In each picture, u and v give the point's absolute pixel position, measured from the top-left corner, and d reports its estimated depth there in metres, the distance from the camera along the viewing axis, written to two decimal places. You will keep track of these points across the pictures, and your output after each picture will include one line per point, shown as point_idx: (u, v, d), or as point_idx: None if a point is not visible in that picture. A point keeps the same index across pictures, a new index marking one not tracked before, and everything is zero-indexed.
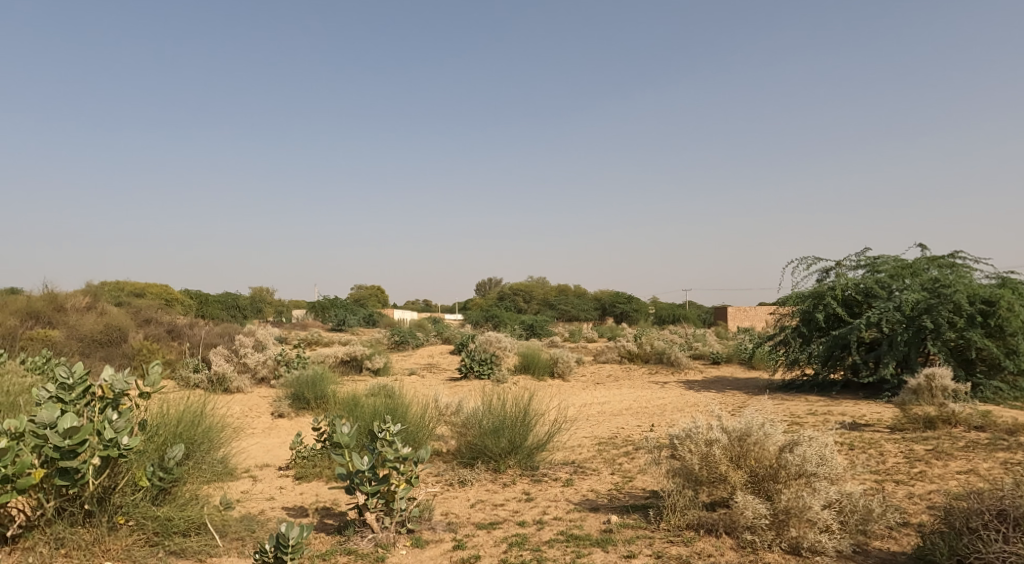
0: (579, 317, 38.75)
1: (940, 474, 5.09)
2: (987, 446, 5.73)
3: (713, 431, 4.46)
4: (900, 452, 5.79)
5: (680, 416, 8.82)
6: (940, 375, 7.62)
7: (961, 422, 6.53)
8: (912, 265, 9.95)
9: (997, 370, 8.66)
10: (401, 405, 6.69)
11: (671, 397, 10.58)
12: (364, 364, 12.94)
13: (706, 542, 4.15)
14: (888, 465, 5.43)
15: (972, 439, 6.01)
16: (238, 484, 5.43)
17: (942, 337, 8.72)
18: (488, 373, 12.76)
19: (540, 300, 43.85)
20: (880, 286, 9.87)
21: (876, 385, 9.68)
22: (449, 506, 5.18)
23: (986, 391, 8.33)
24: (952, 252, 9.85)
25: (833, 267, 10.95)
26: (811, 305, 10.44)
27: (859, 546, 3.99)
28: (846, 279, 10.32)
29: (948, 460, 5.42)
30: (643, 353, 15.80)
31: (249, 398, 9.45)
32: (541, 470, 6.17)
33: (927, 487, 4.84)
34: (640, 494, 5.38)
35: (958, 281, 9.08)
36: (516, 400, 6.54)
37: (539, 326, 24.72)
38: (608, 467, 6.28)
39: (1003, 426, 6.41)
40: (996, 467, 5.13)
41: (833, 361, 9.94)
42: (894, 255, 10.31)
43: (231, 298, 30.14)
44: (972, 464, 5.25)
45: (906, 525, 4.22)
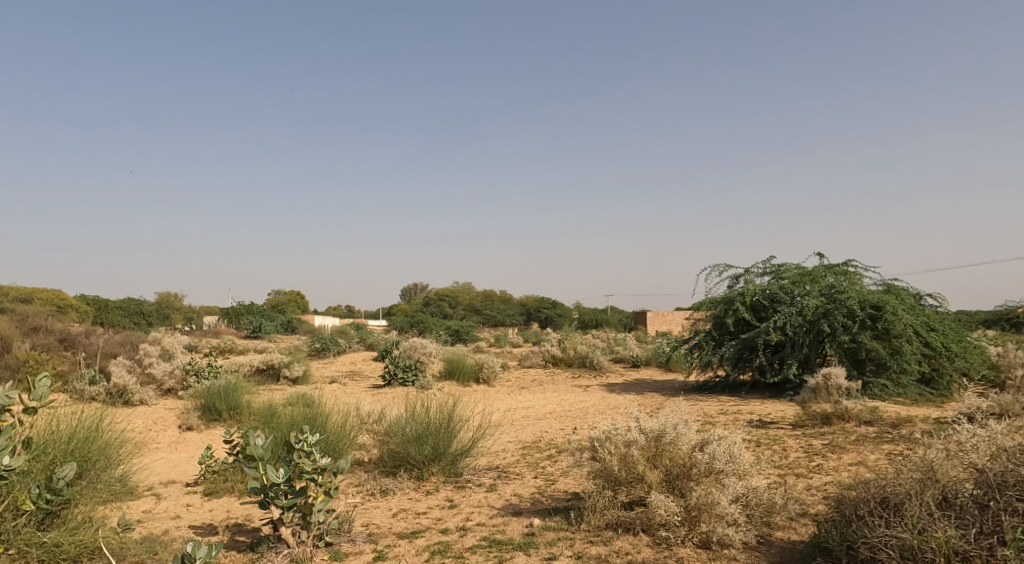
0: (505, 322, 38.97)
1: (835, 466, 5.46)
2: (875, 439, 6.20)
3: (631, 433, 4.60)
4: (800, 447, 6.17)
5: (601, 419, 9.02)
6: (835, 374, 8.20)
7: (853, 418, 7.04)
8: (812, 272, 10.61)
9: (884, 369, 9.28)
10: (321, 414, 6.50)
11: (593, 400, 10.80)
12: (281, 373, 12.47)
13: (624, 541, 4.26)
14: (790, 460, 5.77)
15: (862, 433, 6.49)
16: (139, 503, 5.11)
17: (837, 339, 9.37)
18: (412, 380, 12.60)
19: (466, 305, 43.79)
20: (784, 292, 10.50)
21: (781, 385, 10.26)
22: (370, 516, 5.08)
23: (874, 388, 8.95)
24: (846, 260, 10.58)
25: (742, 273, 11.54)
26: (722, 310, 10.97)
27: (763, 537, 4.22)
28: (754, 285, 10.92)
29: (841, 453, 5.83)
30: (567, 357, 16.05)
31: (153, 411, 8.89)
32: (465, 476, 6.15)
33: (824, 478, 5.18)
34: (562, 496, 5.46)
35: (852, 288, 9.78)
36: (440, 407, 6.49)
37: (465, 330, 24.71)
38: (532, 471, 6.35)
39: (888, 420, 6.97)
40: (882, 458, 5.57)
41: (742, 363, 10.47)
42: (797, 262, 10.97)
43: (134, 303, 28.32)
44: (862, 456, 5.67)
45: (804, 515, 4.50)
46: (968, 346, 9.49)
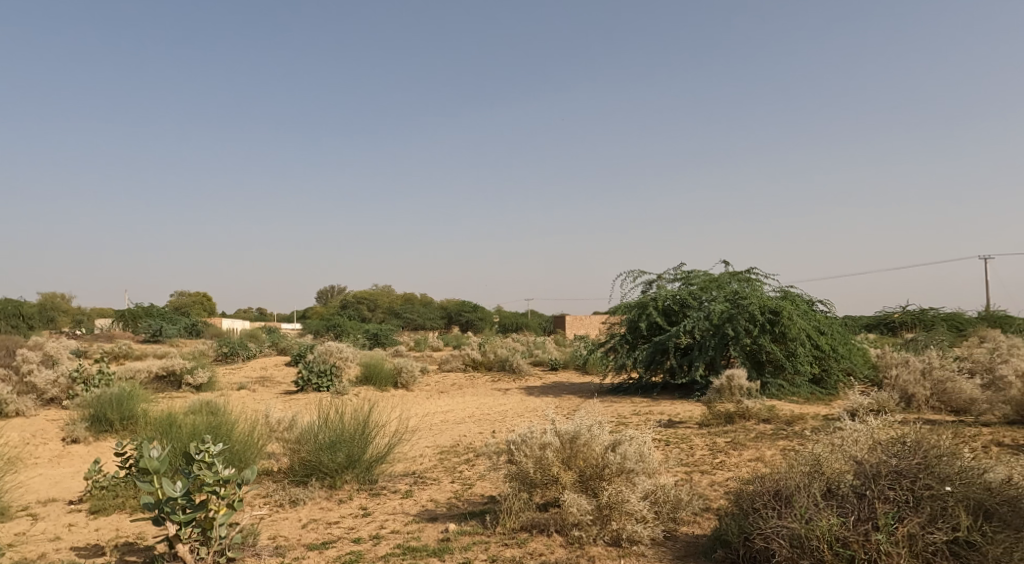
0: (425, 325, 38.53)
1: (736, 462, 5.73)
2: (771, 436, 6.57)
3: (546, 436, 4.65)
4: (705, 445, 6.44)
5: (519, 422, 9.07)
6: (738, 375, 8.63)
7: (753, 416, 7.44)
8: (718, 279, 11.15)
9: (780, 370, 9.88)
10: (226, 423, 6.16)
11: (512, 404, 10.85)
12: (183, 380, 11.75)
13: (539, 542, 4.28)
14: (695, 457, 6.01)
15: (760, 431, 6.86)
16: (12, 526, 4.65)
17: (740, 342, 9.88)
18: (326, 385, 12.21)
19: (385, 309, 42.97)
20: (693, 297, 10.96)
21: (689, 386, 10.70)
22: (278, 528, 4.85)
23: (772, 387, 9.50)
24: (749, 268, 11.18)
25: (654, 280, 11.95)
26: (636, 315, 11.32)
27: (669, 532, 4.35)
28: (666, 290, 11.34)
29: (742, 450, 6.13)
30: (486, 361, 16.04)
31: (32, 424, 8.12)
32: (380, 483, 6.00)
33: (726, 474, 5.43)
34: (478, 500, 5.43)
35: (753, 294, 10.35)
36: (355, 413, 6.31)
37: (383, 334, 24.23)
38: (448, 476, 6.28)
39: (784, 418, 7.40)
40: (777, 454, 5.91)
41: (654, 365, 10.84)
42: (705, 269, 11.48)
43: (14, 305, 25.86)
44: (760, 452, 6.00)
45: (707, 509, 4.70)
46: (853, 349, 10.23)
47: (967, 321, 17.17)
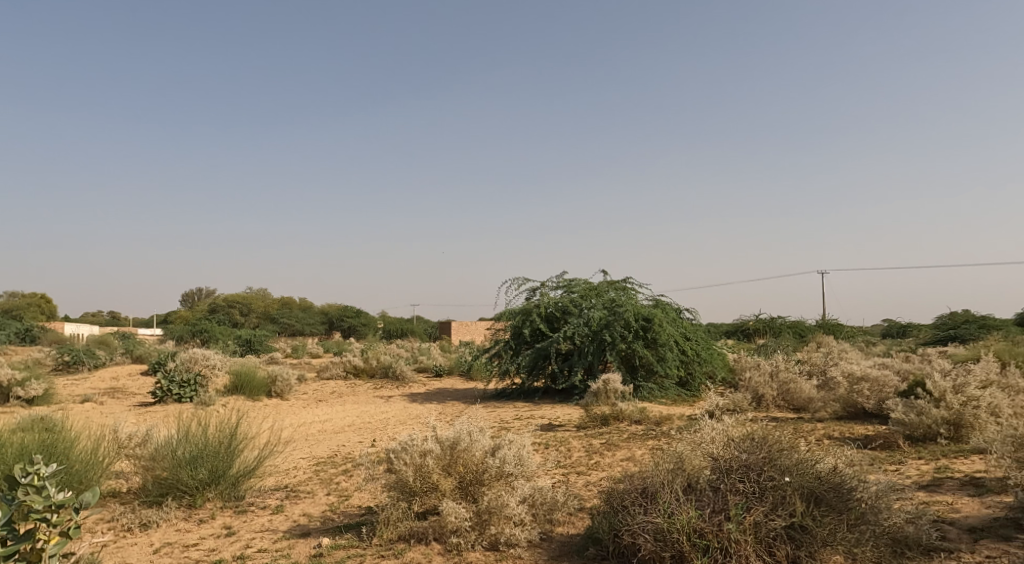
0: (304, 331, 36.88)
1: (610, 462, 5.97)
2: (643, 436, 6.90)
3: (426, 443, 4.57)
4: (582, 447, 6.65)
5: (400, 430, 8.89)
6: (613, 379, 9.01)
7: (626, 418, 7.79)
8: (597, 287, 11.58)
9: (652, 374, 10.43)
10: (65, 440, 5.49)
11: (393, 411, 10.61)
12: (15, 393, 10.38)
13: (416, 551, 4.19)
14: (572, 459, 6.18)
15: (633, 431, 7.19)
16: None
17: (616, 347, 10.32)
18: (189, 396, 11.29)
19: (260, 314, 40.66)
20: (573, 304, 11.31)
21: (569, 390, 11.01)
22: (126, 555, 4.40)
23: (644, 390, 10.00)
24: (625, 277, 11.73)
25: (538, 287, 12.21)
26: (520, 321, 11.50)
27: (545, 533, 4.42)
28: (548, 298, 11.62)
29: (615, 450, 6.39)
30: (368, 368, 15.60)
31: None
32: (248, 499, 5.62)
33: (600, 474, 5.63)
34: (355, 512, 5.24)
35: (629, 302, 10.86)
36: (220, 425, 5.87)
37: (256, 341, 22.88)
38: (323, 488, 6.01)
39: (654, 419, 7.81)
40: (647, 453, 6.22)
41: (536, 371, 11.06)
42: (585, 277, 11.89)
43: None
44: (632, 452, 6.28)
45: (581, 509, 4.83)
46: (714, 353, 11.02)
47: (809, 329, 19.09)
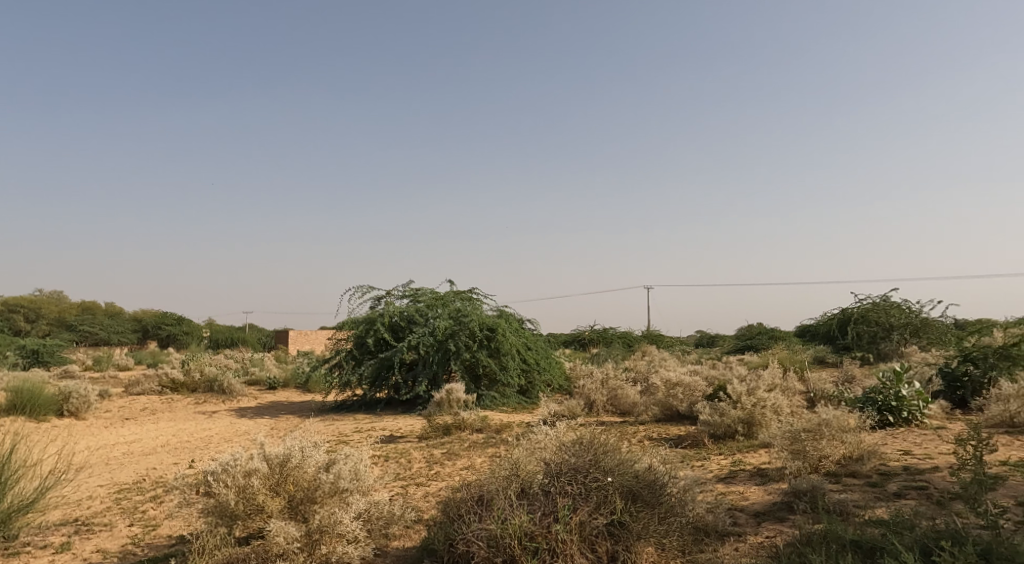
0: (111, 341, 32.79)
1: (449, 472, 5.99)
2: (483, 445, 7.01)
3: (251, 462, 4.28)
4: (422, 458, 6.60)
5: (224, 448, 8.21)
6: (456, 389, 9.07)
7: (468, 427, 7.87)
8: (443, 296, 11.59)
9: (495, 383, 10.64)
10: None
11: (217, 428, 9.78)
12: None
13: None
14: (412, 470, 6.11)
15: (473, 440, 7.28)
16: None
17: (461, 357, 10.41)
18: None
19: (55, 321, 35.48)
20: (419, 314, 11.22)
21: (412, 400, 10.89)
22: None
23: (487, 399, 10.16)
24: (471, 287, 11.86)
25: (383, 295, 11.95)
26: (363, 330, 11.19)
27: (380, 549, 4.32)
28: (393, 307, 11.41)
29: (455, 460, 6.43)
30: (189, 382, 14.24)
31: None
32: (23, 539, 4.84)
33: (439, 484, 5.62)
34: (163, 543, 4.74)
35: (474, 312, 11.00)
36: None
37: (48, 352, 19.91)
38: (125, 519, 5.36)
39: (494, 427, 7.97)
40: (486, 460, 6.32)
41: (379, 382, 10.81)
42: (431, 287, 11.85)
43: None
44: (472, 460, 6.35)
45: (418, 520, 4.79)
46: (553, 362, 11.50)
47: (635, 339, 20.68)
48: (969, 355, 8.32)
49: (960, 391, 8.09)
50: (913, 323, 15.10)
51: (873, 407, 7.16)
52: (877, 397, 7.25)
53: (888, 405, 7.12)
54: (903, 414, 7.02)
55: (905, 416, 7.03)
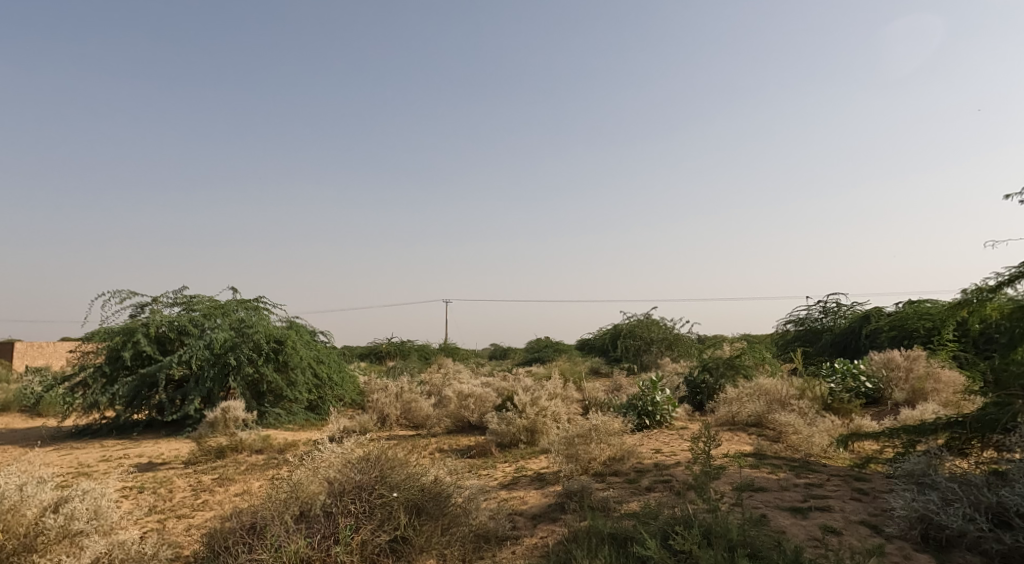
0: None
1: (220, 499, 5.46)
2: (261, 467, 6.52)
3: None
4: (187, 486, 5.93)
5: None
6: (234, 407, 8.32)
7: (246, 448, 7.27)
8: (224, 305, 10.60)
9: (280, 399, 9.96)
10: None
11: None
12: None
13: None
14: (174, 501, 5.46)
15: (251, 462, 6.73)
16: None
17: (241, 372, 9.59)
18: None
19: None
20: (193, 324, 10.11)
21: (179, 421, 9.77)
22: None
23: (270, 417, 9.47)
24: (257, 296, 11.02)
25: (148, 303, 10.56)
26: (119, 342, 9.78)
27: None
28: (161, 316, 10.15)
29: (228, 485, 5.89)
30: None
31: None
32: None
33: (206, 514, 5.09)
34: None
35: (260, 322, 10.19)
36: None
37: None
38: None
39: (276, 447, 7.46)
40: (264, 484, 5.88)
41: (138, 402, 9.54)
42: (209, 294, 10.76)
43: None
44: (247, 484, 5.87)
45: (178, 556, 4.29)
46: (346, 376, 11.10)
47: (431, 352, 20.86)
48: (707, 365, 9.79)
49: (699, 395, 9.48)
50: (668, 337, 17.35)
51: (634, 412, 8.07)
52: (637, 403, 8.18)
53: (645, 409, 8.07)
54: (657, 417, 8.02)
55: (658, 418, 8.04)
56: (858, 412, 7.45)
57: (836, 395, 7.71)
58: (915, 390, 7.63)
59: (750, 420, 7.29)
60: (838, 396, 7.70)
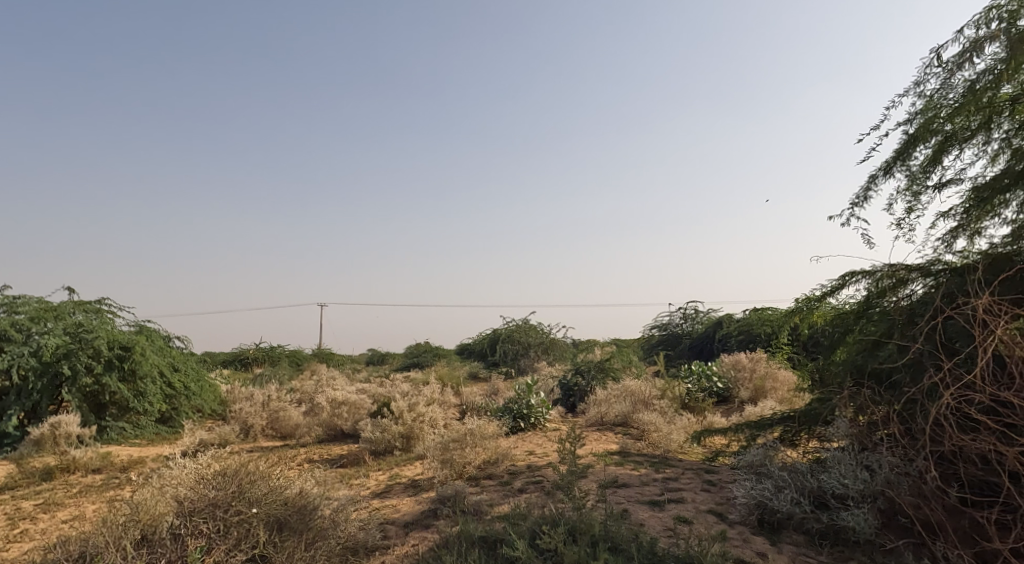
0: None
1: (45, 528, 4.88)
2: (99, 488, 5.90)
3: None
4: (4, 515, 5.24)
5: None
6: (65, 422, 7.42)
7: (79, 468, 6.56)
8: (57, 307, 9.45)
9: (124, 411, 9.07)
10: None
11: None
12: None
13: None
14: None
15: (86, 484, 6.07)
16: None
17: (77, 383, 8.60)
18: None
19: None
20: (16, 329, 8.90)
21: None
22: None
23: (111, 432, 8.61)
24: (99, 297, 9.96)
25: None
26: None
27: None
28: None
29: (56, 511, 5.27)
30: None
31: None
32: None
33: (27, 546, 4.53)
34: None
35: (101, 327, 9.23)
36: None
37: None
38: None
39: (118, 465, 6.79)
40: (101, 506, 5.33)
41: None
42: (38, 295, 9.56)
43: None
44: (81, 509, 5.29)
45: None
46: (204, 385, 10.31)
47: (304, 358, 19.97)
48: (579, 369, 10.18)
49: (572, 397, 9.84)
50: (544, 342, 17.87)
51: (509, 415, 8.22)
52: (512, 406, 8.35)
53: (520, 412, 8.25)
54: (531, 419, 8.22)
55: (533, 421, 8.24)
56: (710, 410, 8.09)
57: (693, 394, 8.33)
58: (757, 389, 8.43)
59: (616, 420, 7.68)
60: (694, 396, 8.32)
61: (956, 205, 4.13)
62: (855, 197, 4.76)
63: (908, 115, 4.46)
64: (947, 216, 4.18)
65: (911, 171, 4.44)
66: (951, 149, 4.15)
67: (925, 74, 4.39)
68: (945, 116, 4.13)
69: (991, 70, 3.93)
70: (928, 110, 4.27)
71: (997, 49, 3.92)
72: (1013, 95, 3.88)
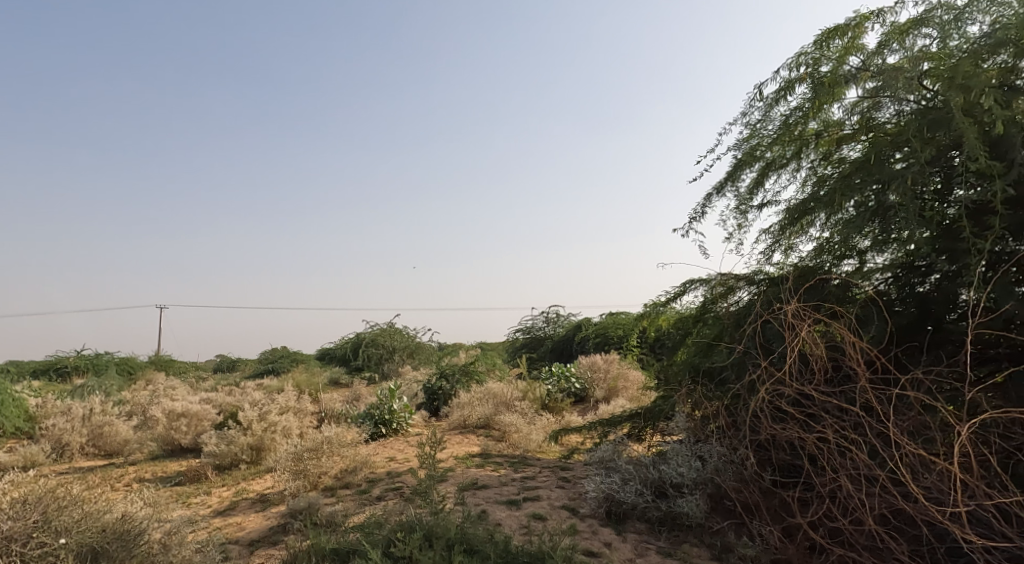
0: None
1: None
2: None
3: None
4: None
5: None
6: None
7: None
8: None
9: None
10: None
11: None
12: None
13: None
14: None
15: None
16: None
17: None
18: None
19: None
20: None
21: None
22: None
23: None
24: None
25: None
26: None
27: None
28: None
29: None
30: None
31: None
32: None
33: None
34: None
35: None
36: None
37: None
38: None
39: None
40: None
41: None
42: None
43: None
44: None
45: None
46: (5, 400, 8.94)
47: (139, 366, 18.09)
48: (443, 372, 10.13)
49: (436, 401, 9.75)
50: (409, 345, 17.61)
51: (370, 422, 7.99)
52: (373, 412, 8.12)
53: (382, 418, 8.05)
54: (393, 425, 8.05)
55: (394, 426, 8.07)
56: (568, 410, 8.40)
57: (552, 395, 8.59)
58: (610, 388, 8.88)
59: (479, 423, 7.73)
60: (554, 396, 8.58)
61: (773, 223, 4.63)
62: (693, 212, 5.16)
63: (736, 141, 4.92)
64: (766, 233, 4.67)
65: (738, 192, 4.90)
66: (771, 173, 4.65)
67: (749, 105, 4.86)
68: (765, 145, 4.61)
69: (800, 107, 4.45)
70: (751, 139, 4.74)
71: (805, 90, 4.45)
72: (817, 130, 4.41)
